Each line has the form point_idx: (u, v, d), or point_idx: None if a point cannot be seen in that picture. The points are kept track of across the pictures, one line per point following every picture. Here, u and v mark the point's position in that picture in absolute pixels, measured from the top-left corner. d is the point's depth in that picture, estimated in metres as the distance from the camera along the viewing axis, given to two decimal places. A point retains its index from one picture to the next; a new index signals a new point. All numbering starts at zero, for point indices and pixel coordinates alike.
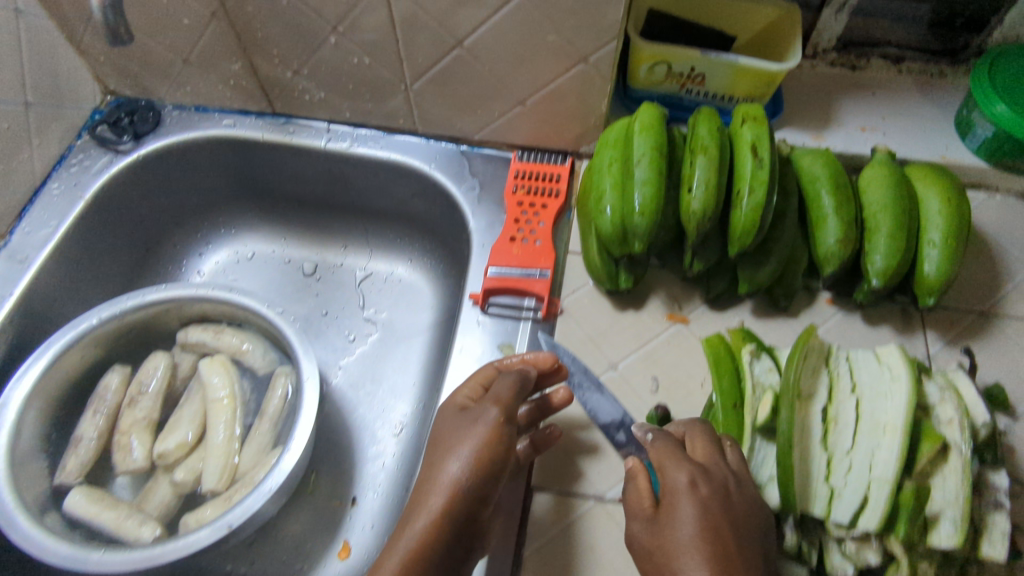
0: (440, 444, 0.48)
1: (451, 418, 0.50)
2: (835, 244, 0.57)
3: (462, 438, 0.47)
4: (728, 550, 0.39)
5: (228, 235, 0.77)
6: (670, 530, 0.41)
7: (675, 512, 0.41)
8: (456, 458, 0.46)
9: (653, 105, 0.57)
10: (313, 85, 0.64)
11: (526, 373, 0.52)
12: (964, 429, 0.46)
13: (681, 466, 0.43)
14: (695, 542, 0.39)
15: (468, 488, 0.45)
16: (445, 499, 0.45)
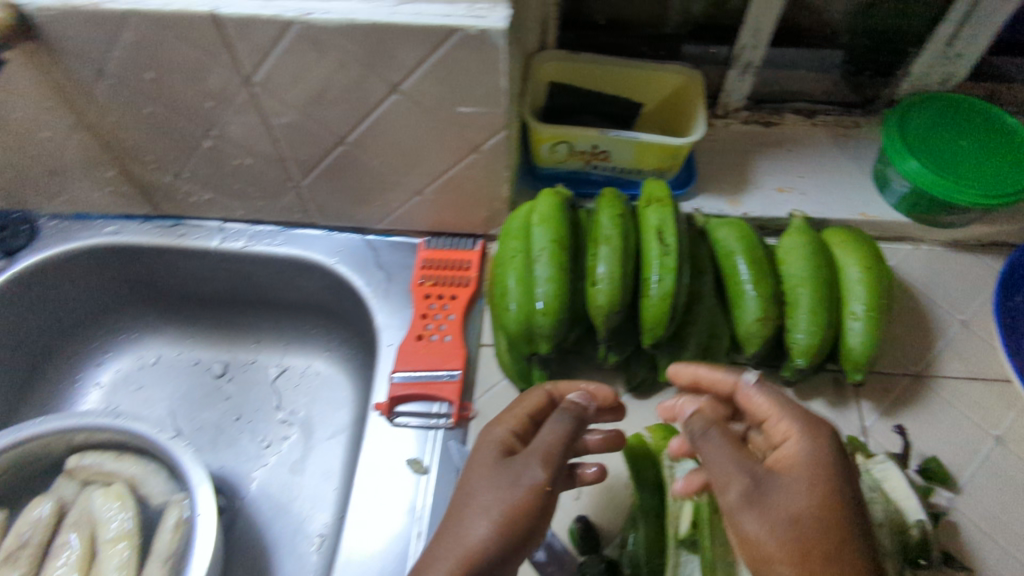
0: (466, 490, 0.41)
1: (494, 460, 0.42)
2: (754, 323, 0.54)
3: (497, 489, 0.40)
4: (844, 520, 0.37)
5: (128, 342, 0.73)
6: (783, 491, 0.37)
7: (806, 475, 0.38)
8: (479, 520, 0.39)
9: (553, 192, 0.54)
10: (197, 187, 0.61)
11: (583, 414, 0.44)
12: (893, 532, 0.43)
13: (817, 437, 0.40)
14: (816, 501, 0.37)
15: (493, 548, 0.39)
16: (466, 559, 0.38)
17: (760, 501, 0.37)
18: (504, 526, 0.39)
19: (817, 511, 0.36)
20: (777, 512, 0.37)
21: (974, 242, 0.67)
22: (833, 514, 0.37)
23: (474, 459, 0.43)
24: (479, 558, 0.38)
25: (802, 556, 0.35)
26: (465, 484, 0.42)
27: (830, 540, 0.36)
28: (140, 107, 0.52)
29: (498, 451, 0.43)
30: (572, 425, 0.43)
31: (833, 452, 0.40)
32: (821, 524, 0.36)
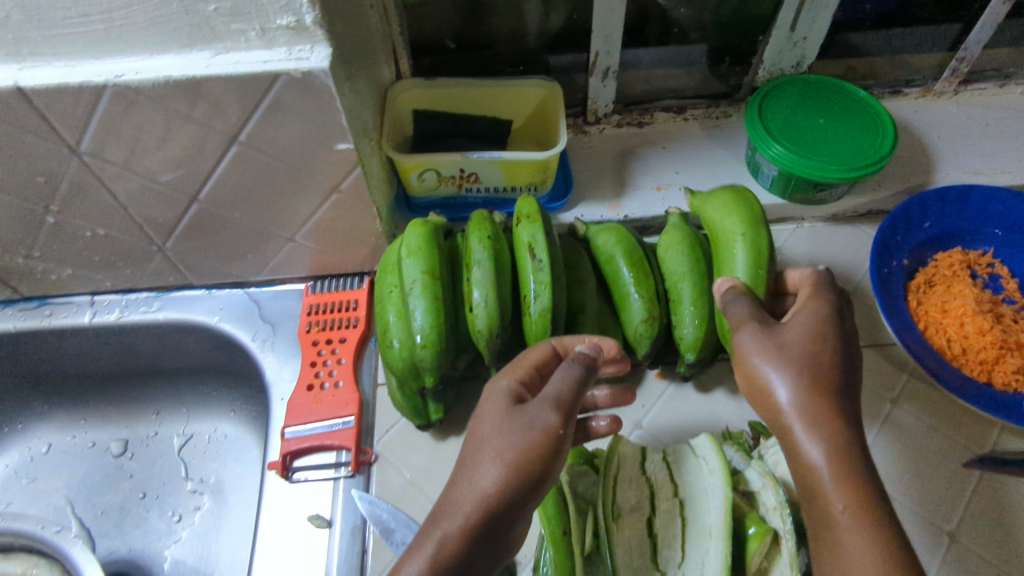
0: (478, 435, 0.40)
1: (501, 406, 0.41)
2: (641, 325, 0.54)
3: (507, 435, 0.39)
4: (832, 369, 0.39)
5: (15, 432, 0.69)
6: (791, 331, 0.40)
7: (813, 330, 0.40)
8: (491, 462, 0.38)
9: (423, 224, 0.53)
10: (54, 265, 0.58)
11: (592, 360, 0.42)
12: (786, 517, 0.43)
13: (825, 301, 0.42)
14: (814, 349, 0.39)
15: (502, 496, 0.37)
16: (478, 504, 0.37)
17: (775, 348, 0.40)
18: (516, 469, 0.38)
19: (813, 357, 0.39)
20: (795, 363, 0.39)
21: (852, 214, 0.69)
22: (847, 354, 0.40)
23: (483, 406, 0.42)
24: (496, 500, 0.37)
25: (814, 402, 0.38)
26: (476, 431, 0.41)
27: (810, 381, 0.38)
28: None
29: (501, 400, 0.42)
30: (582, 371, 0.41)
31: (845, 316, 0.42)
32: (809, 365, 0.39)
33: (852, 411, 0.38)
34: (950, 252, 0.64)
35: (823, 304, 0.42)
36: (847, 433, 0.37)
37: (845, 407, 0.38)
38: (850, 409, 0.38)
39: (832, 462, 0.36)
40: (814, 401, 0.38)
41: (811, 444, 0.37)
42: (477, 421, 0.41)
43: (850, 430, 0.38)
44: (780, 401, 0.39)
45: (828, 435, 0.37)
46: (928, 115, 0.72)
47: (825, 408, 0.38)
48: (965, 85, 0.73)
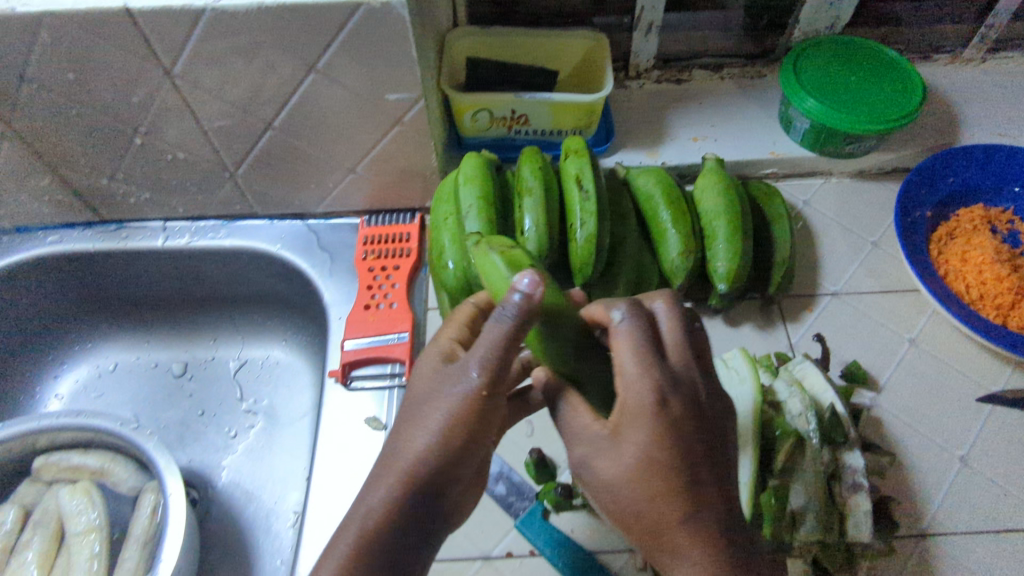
0: (413, 404, 0.39)
1: (430, 374, 0.39)
2: (677, 258, 0.58)
3: (432, 403, 0.37)
4: (677, 481, 0.34)
5: (83, 351, 0.74)
6: (630, 449, 0.35)
7: (637, 418, 0.35)
8: (423, 430, 0.37)
9: (478, 155, 0.58)
10: (134, 188, 0.63)
11: (529, 306, 0.35)
12: (811, 419, 0.47)
13: (648, 371, 0.36)
14: (653, 467, 0.34)
15: (435, 461, 0.37)
16: (407, 472, 0.37)
17: (620, 482, 0.35)
18: (439, 437, 0.37)
19: (645, 466, 0.34)
20: (634, 491, 0.35)
21: (878, 171, 0.72)
22: (690, 437, 0.35)
23: (415, 376, 0.40)
24: (427, 464, 0.37)
25: (665, 526, 0.34)
26: (407, 402, 0.39)
27: (649, 501, 0.35)
28: (67, 110, 0.54)
29: (431, 366, 0.40)
30: (512, 324, 0.35)
31: (676, 386, 0.36)
32: (644, 478, 0.34)
33: (699, 514, 0.34)
34: (971, 209, 0.67)
35: (639, 381, 0.35)
36: (710, 542, 0.34)
37: (698, 521, 0.34)
38: (696, 511, 0.34)
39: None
40: (665, 521, 0.34)
41: (680, 565, 0.34)
42: (410, 390, 0.40)
43: (708, 544, 0.34)
44: (637, 521, 0.35)
45: (687, 560, 0.34)
46: (955, 80, 0.75)
47: (673, 529, 0.34)
48: (991, 54, 0.76)
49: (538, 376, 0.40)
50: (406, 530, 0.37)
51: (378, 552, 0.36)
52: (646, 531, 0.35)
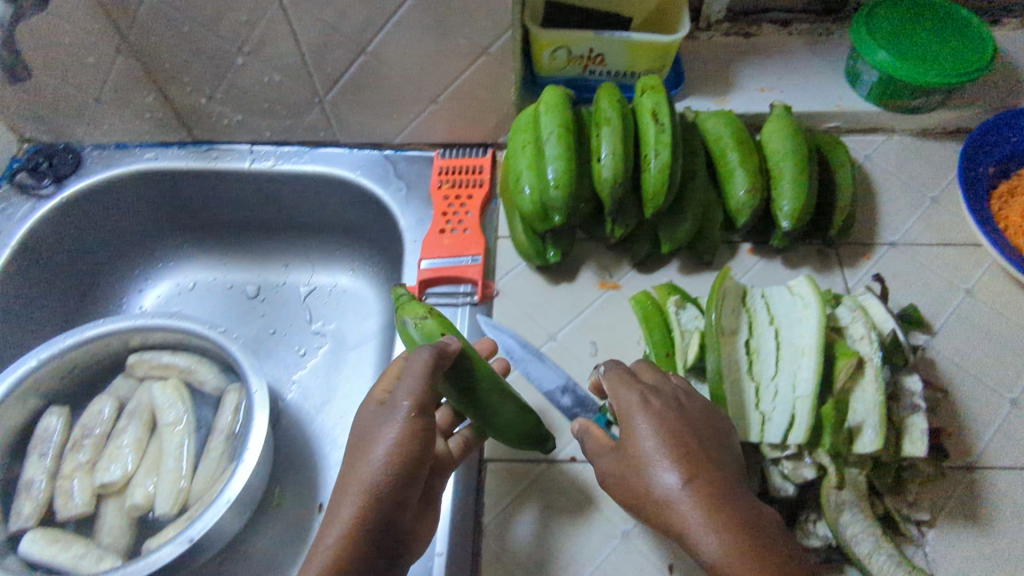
0: (359, 444, 0.42)
1: (371, 413, 0.43)
2: (744, 194, 0.58)
3: (377, 432, 0.41)
4: (682, 453, 0.39)
5: (167, 268, 0.79)
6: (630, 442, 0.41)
7: (632, 421, 0.41)
8: (372, 457, 0.40)
9: (557, 88, 0.60)
10: (229, 109, 0.68)
11: (444, 347, 0.43)
12: (873, 342, 0.47)
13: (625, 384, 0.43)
14: (656, 447, 0.40)
15: (390, 477, 0.40)
16: (363, 493, 0.39)
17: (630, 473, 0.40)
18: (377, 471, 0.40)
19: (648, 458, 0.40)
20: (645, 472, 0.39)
21: (940, 130, 0.73)
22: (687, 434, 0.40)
23: (359, 421, 0.44)
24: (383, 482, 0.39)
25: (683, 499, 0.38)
26: (346, 454, 0.43)
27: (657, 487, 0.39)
28: (179, 25, 0.58)
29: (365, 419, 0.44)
30: (431, 355, 0.42)
31: (654, 393, 0.43)
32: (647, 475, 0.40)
33: (711, 491, 0.38)
34: None
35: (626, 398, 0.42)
36: (726, 517, 0.37)
37: (710, 485, 0.38)
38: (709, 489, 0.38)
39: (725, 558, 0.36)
40: (666, 508, 0.38)
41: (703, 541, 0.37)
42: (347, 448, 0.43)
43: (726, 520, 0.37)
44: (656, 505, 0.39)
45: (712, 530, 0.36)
46: None
47: (678, 508, 0.38)
48: None
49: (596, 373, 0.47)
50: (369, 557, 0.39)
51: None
52: (661, 517, 0.39)
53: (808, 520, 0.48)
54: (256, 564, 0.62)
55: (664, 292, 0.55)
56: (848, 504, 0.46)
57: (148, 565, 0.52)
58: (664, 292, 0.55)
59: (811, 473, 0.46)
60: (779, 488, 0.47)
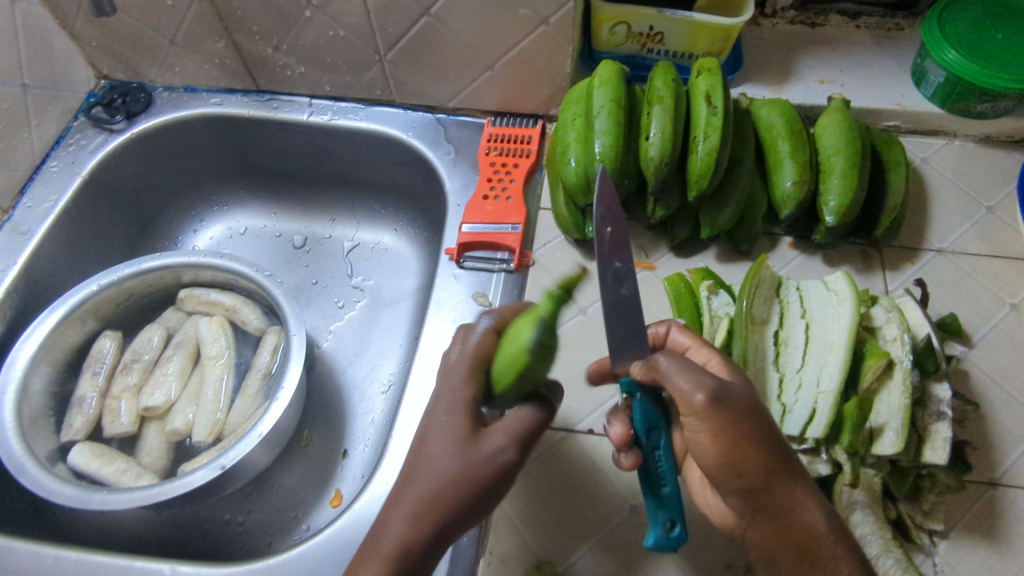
0: (436, 462, 0.42)
1: (455, 432, 0.43)
2: (791, 186, 0.58)
3: (459, 458, 0.42)
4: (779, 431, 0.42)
5: (221, 211, 0.82)
6: (747, 394, 0.40)
7: (747, 385, 0.42)
8: (456, 485, 0.41)
9: (613, 63, 0.60)
10: (293, 60, 0.70)
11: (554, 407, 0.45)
12: (906, 344, 0.47)
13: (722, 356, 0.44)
14: (764, 413, 0.41)
15: (461, 508, 0.41)
16: (432, 518, 0.41)
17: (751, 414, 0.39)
18: (465, 503, 0.41)
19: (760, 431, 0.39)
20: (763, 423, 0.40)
21: (1004, 138, 0.69)
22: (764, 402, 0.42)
23: (440, 429, 0.43)
24: (455, 512, 0.41)
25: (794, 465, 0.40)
26: (428, 457, 0.42)
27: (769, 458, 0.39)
28: None
29: (455, 428, 0.43)
30: (544, 415, 0.44)
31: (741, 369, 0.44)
32: (763, 447, 0.39)
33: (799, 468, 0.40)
34: None
35: (709, 376, 0.40)
36: (812, 490, 0.40)
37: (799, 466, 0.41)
38: (796, 470, 0.40)
39: (820, 529, 0.39)
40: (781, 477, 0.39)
41: (804, 504, 0.40)
42: (425, 447, 0.43)
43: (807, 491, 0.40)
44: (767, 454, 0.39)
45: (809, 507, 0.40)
46: None
47: (790, 477, 0.40)
48: None
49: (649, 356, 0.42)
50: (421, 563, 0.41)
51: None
52: (775, 467, 0.39)
53: None
54: (280, 497, 0.65)
55: (699, 276, 0.55)
56: (860, 503, 0.45)
57: (184, 485, 0.55)
58: (699, 276, 0.55)
59: (825, 468, 0.46)
60: None
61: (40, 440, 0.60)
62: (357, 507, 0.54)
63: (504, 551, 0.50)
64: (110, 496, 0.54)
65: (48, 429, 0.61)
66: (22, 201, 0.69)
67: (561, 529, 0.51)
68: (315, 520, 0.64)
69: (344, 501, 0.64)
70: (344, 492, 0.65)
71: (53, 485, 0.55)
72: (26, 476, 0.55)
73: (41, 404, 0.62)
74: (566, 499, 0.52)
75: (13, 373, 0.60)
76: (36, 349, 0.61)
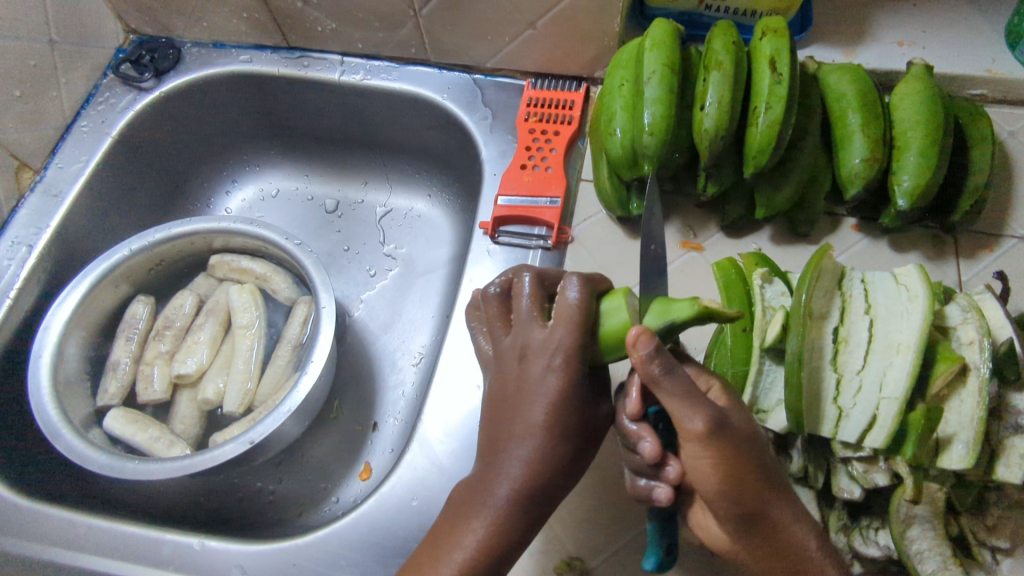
0: (551, 442, 0.41)
1: (567, 412, 0.42)
2: (860, 163, 0.52)
3: (570, 437, 0.42)
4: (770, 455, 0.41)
5: (254, 173, 0.81)
6: (736, 423, 0.40)
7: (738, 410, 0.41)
8: (563, 464, 0.42)
9: (667, 22, 0.55)
10: (324, 16, 0.67)
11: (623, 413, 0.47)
12: (984, 350, 0.42)
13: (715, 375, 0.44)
14: (756, 442, 0.40)
15: (560, 486, 0.43)
16: (535, 498, 0.41)
17: (741, 440, 0.39)
18: (574, 474, 0.44)
19: (758, 461, 0.39)
20: (749, 452, 0.39)
21: None
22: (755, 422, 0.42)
23: (553, 408, 0.41)
24: (555, 491, 0.42)
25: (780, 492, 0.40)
26: (550, 427, 0.41)
27: (765, 490, 0.40)
28: None
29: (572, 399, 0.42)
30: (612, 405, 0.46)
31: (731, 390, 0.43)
32: (756, 472, 0.39)
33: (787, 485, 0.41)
34: None
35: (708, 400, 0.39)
36: (800, 508, 0.41)
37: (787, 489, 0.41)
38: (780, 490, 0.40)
39: (809, 541, 0.40)
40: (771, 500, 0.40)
41: (795, 526, 0.40)
42: (545, 412, 0.41)
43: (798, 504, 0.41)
44: (749, 486, 0.39)
45: (803, 527, 0.40)
46: None
47: (781, 501, 0.40)
48: None
49: (645, 340, 0.38)
50: (527, 528, 0.42)
51: (506, 545, 0.41)
52: (755, 495, 0.39)
53: (870, 526, 0.45)
54: (310, 468, 0.64)
55: (752, 262, 0.51)
56: (919, 518, 0.42)
57: (214, 459, 0.54)
58: (752, 262, 0.50)
59: (883, 479, 0.43)
60: (844, 487, 0.44)
61: (76, 403, 0.60)
62: (384, 490, 0.53)
63: (533, 543, 0.49)
64: (142, 466, 0.54)
65: (83, 393, 0.62)
66: (53, 162, 0.68)
67: (592, 524, 0.50)
68: (344, 494, 0.62)
69: (374, 475, 0.63)
70: (374, 465, 0.64)
71: (87, 452, 0.55)
72: (61, 442, 0.55)
73: (76, 369, 0.62)
74: (597, 493, 0.51)
75: (48, 338, 0.59)
76: (69, 315, 0.61)
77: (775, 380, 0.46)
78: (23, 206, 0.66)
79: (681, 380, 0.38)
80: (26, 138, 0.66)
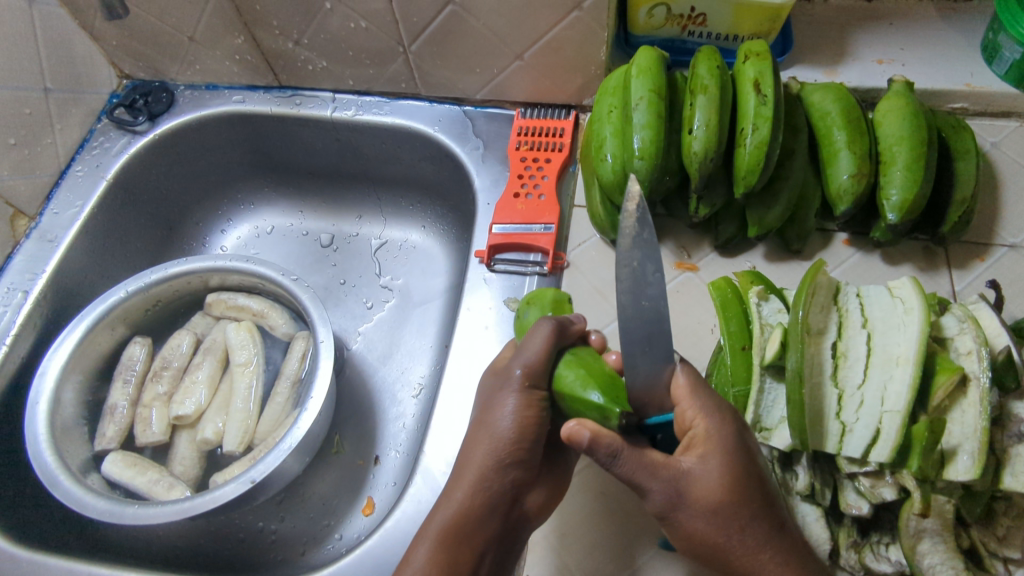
0: (485, 424, 0.45)
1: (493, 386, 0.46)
2: (848, 179, 0.53)
3: (500, 407, 0.44)
4: (755, 504, 0.40)
5: (249, 211, 0.81)
6: (699, 480, 0.40)
7: (716, 465, 0.40)
8: (500, 433, 0.44)
9: (652, 49, 0.56)
10: (315, 55, 0.68)
11: None
12: (982, 360, 0.42)
13: (722, 424, 0.40)
14: (722, 502, 0.40)
15: (501, 456, 0.44)
16: (476, 483, 0.44)
17: (692, 504, 0.40)
18: (521, 447, 0.44)
19: (717, 521, 0.40)
20: (701, 515, 0.40)
21: None
22: (747, 473, 0.40)
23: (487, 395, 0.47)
24: (498, 465, 0.44)
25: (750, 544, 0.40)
26: (481, 413, 0.46)
27: (728, 546, 0.40)
28: None
29: (536, 437, 0.45)
30: (548, 330, 0.45)
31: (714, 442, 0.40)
32: (715, 529, 0.40)
33: (779, 535, 0.40)
34: None
35: (656, 474, 0.40)
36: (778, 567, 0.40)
37: (774, 541, 0.40)
38: (743, 543, 0.40)
39: None
40: (724, 551, 0.41)
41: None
42: (482, 402, 0.47)
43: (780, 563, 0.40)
44: (704, 540, 0.41)
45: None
46: None
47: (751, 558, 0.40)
48: None
49: (580, 433, 0.39)
50: (478, 518, 0.43)
51: (454, 540, 0.42)
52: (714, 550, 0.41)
53: (880, 542, 0.45)
54: (312, 505, 0.63)
55: (747, 280, 0.51)
56: (929, 531, 0.42)
57: (215, 500, 0.54)
58: (747, 280, 0.51)
59: (890, 493, 0.42)
60: (852, 503, 0.44)
61: (73, 448, 0.59)
62: (388, 525, 0.52)
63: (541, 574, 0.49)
64: (141, 510, 0.53)
65: (80, 438, 0.61)
66: (48, 208, 0.69)
67: (603, 549, 0.49)
68: (347, 531, 0.61)
69: (377, 510, 0.62)
70: (377, 500, 0.63)
71: (85, 498, 0.54)
72: (58, 489, 0.54)
73: (73, 413, 0.61)
74: (603, 519, 0.50)
75: (44, 384, 0.59)
76: (65, 360, 0.61)
77: (777, 398, 0.46)
78: (19, 253, 0.66)
79: (617, 469, 0.40)
80: (22, 186, 0.67)
